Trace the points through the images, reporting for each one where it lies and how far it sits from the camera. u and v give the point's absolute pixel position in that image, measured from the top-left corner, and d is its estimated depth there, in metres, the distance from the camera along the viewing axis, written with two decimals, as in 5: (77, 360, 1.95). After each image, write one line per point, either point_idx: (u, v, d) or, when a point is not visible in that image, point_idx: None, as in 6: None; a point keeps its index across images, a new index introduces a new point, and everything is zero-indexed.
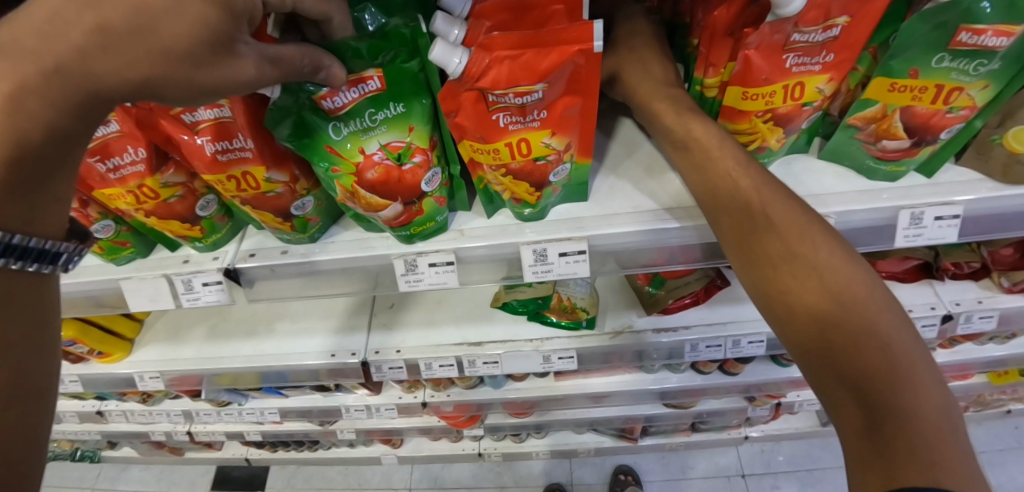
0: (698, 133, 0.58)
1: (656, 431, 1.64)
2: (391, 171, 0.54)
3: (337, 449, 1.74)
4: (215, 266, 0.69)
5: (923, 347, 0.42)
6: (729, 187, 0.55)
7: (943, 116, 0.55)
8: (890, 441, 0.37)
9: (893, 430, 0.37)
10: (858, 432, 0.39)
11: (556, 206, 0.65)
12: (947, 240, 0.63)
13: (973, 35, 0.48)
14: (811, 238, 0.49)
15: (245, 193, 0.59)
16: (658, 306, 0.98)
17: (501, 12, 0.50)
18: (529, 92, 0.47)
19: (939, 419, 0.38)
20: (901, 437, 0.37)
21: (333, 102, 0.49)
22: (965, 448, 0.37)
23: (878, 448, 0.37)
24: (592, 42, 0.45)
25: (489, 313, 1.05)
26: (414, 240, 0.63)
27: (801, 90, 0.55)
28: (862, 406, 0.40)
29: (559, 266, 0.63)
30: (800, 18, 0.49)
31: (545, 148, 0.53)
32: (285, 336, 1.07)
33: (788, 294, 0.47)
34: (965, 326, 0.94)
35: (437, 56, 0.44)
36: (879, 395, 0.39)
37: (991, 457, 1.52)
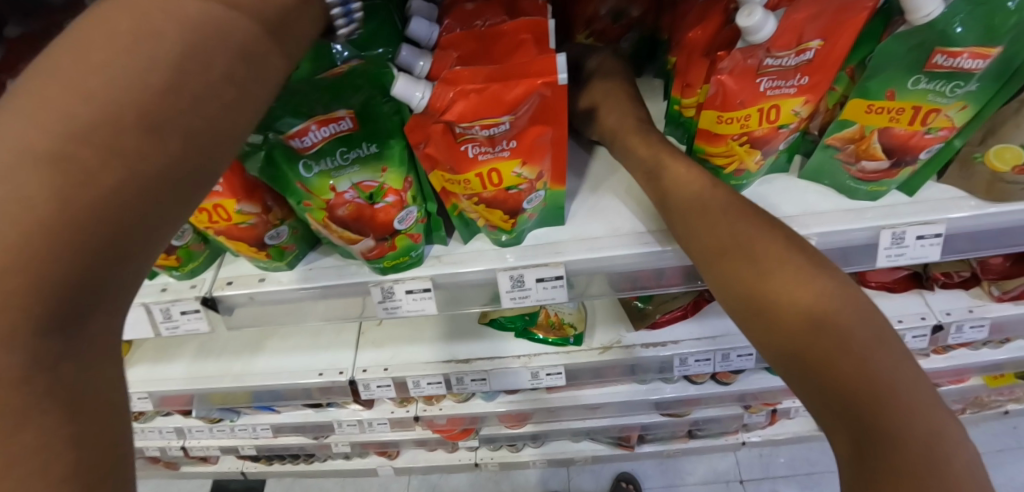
0: (675, 170, 0.58)
1: (653, 438, 1.64)
2: (363, 209, 0.53)
3: (333, 461, 1.73)
4: (194, 294, 0.68)
5: (903, 362, 0.42)
6: (700, 208, 0.55)
7: (921, 137, 0.54)
8: (878, 468, 0.37)
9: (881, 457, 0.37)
10: (850, 456, 0.39)
11: (534, 231, 0.64)
12: (930, 259, 0.62)
13: (948, 57, 0.47)
14: (780, 254, 0.49)
15: (218, 224, 0.58)
16: (647, 320, 0.96)
17: (469, 41, 0.49)
18: (496, 124, 0.47)
19: (927, 443, 0.38)
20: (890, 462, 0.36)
21: (304, 141, 0.48)
22: (959, 474, 0.37)
23: (871, 476, 0.37)
24: (557, 74, 0.45)
25: (477, 330, 1.04)
26: (388, 271, 0.62)
27: (776, 113, 0.54)
28: (852, 433, 0.39)
29: (537, 291, 0.62)
30: (772, 43, 0.48)
31: (517, 178, 0.52)
32: (273, 354, 1.06)
33: (763, 314, 0.47)
34: (956, 335, 0.93)
35: (400, 90, 0.44)
36: (867, 420, 0.39)
37: (989, 459, 1.48)
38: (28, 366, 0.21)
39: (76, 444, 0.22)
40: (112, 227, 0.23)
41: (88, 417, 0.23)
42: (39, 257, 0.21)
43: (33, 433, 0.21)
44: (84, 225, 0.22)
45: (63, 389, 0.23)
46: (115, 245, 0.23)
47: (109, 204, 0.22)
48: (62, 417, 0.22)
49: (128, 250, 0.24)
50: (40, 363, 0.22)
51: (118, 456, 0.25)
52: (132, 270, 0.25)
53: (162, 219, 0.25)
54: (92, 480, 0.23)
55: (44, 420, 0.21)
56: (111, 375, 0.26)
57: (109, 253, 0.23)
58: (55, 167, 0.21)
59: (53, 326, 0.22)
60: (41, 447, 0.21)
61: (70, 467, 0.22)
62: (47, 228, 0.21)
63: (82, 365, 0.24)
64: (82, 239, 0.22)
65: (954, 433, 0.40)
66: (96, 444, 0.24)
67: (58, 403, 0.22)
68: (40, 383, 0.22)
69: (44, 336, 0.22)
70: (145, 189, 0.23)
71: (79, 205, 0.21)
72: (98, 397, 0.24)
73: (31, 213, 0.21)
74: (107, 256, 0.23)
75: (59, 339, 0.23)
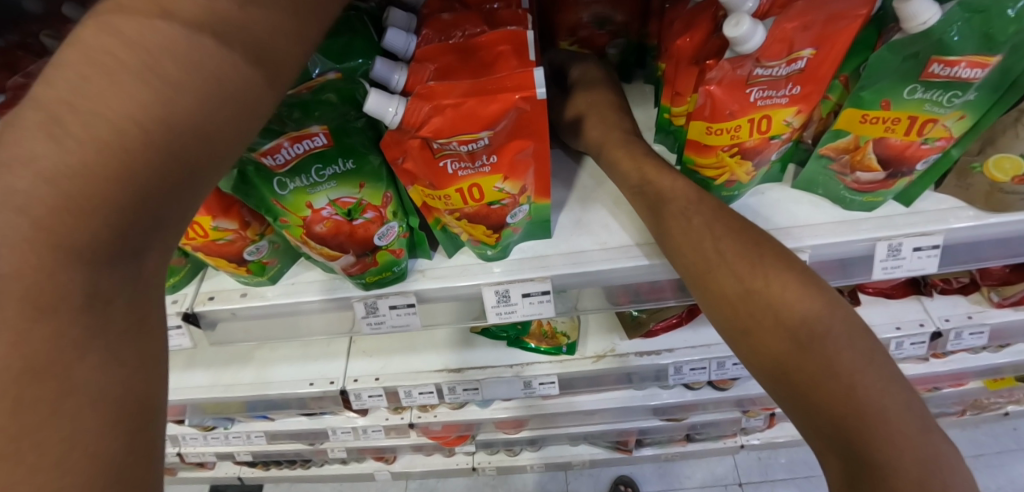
0: (661, 184, 0.57)
1: (651, 442, 1.62)
2: (341, 225, 0.52)
3: (330, 466, 1.72)
4: (175, 310, 0.66)
5: (887, 381, 0.42)
6: (683, 224, 0.53)
7: (917, 147, 0.52)
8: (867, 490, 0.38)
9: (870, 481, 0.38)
10: (842, 482, 0.40)
11: (519, 244, 0.62)
12: (928, 271, 0.60)
13: (945, 66, 0.45)
14: (764, 271, 0.47)
15: (195, 240, 0.57)
16: (640, 329, 0.94)
17: (446, 54, 0.48)
18: (474, 139, 0.45)
19: (913, 462, 0.38)
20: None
21: (276, 159, 0.46)
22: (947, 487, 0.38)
23: None
24: (536, 88, 0.43)
25: (469, 339, 1.02)
26: (371, 286, 0.61)
27: (768, 123, 0.52)
28: (842, 454, 0.40)
29: (523, 306, 0.61)
30: (761, 53, 0.47)
31: (499, 192, 0.51)
32: (262, 364, 1.04)
33: (749, 336, 0.46)
34: (956, 342, 0.91)
35: (372, 106, 0.43)
36: (857, 443, 0.39)
37: (990, 460, 1.46)
38: (83, 299, 0.21)
39: (118, 389, 0.21)
40: (187, 149, 0.23)
41: (131, 361, 0.22)
42: (121, 173, 0.21)
43: (83, 371, 0.20)
44: (167, 143, 0.22)
45: (112, 331, 0.22)
46: (186, 171, 0.23)
47: (190, 126, 0.23)
48: (106, 359, 0.21)
49: (192, 184, 0.24)
50: (95, 298, 0.21)
51: (156, 408, 0.23)
52: (191, 206, 0.25)
53: (224, 155, 0.25)
54: (133, 429, 0.22)
55: (91, 360, 0.21)
56: (152, 321, 0.24)
57: (178, 181, 0.23)
58: (143, 79, 0.21)
59: (115, 256, 0.22)
60: (88, 390, 0.20)
61: (112, 413, 0.21)
62: (137, 142, 0.21)
63: (133, 302, 0.23)
64: (163, 159, 0.22)
65: (943, 452, 0.40)
66: (134, 410, 0.22)
67: (103, 345, 0.21)
68: (92, 319, 0.21)
69: (104, 265, 0.21)
70: (221, 115, 0.24)
71: (162, 120, 0.22)
72: (142, 341, 0.23)
73: (116, 122, 0.21)
74: (175, 184, 0.23)
75: (119, 269, 0.22)
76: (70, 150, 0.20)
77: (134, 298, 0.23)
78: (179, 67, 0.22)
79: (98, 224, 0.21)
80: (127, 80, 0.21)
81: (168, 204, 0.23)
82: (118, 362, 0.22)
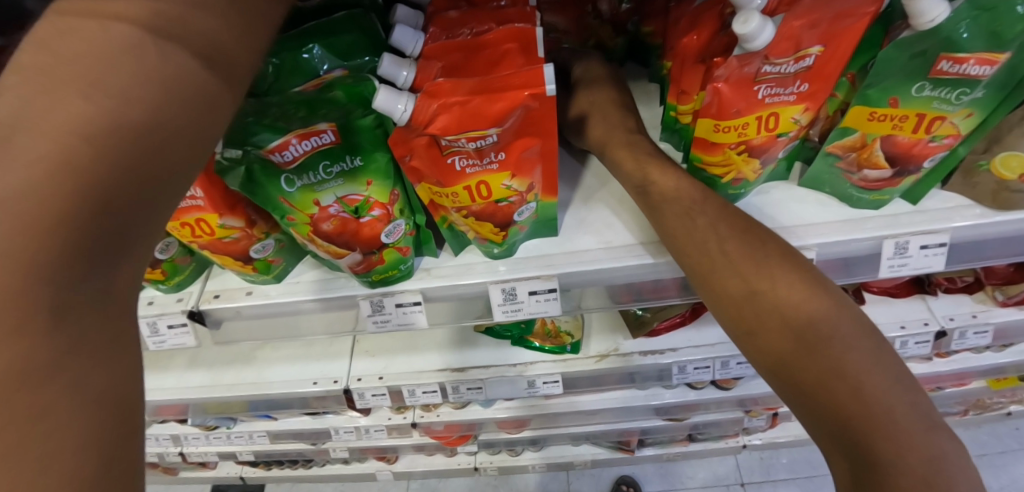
0: (664, 184, 0.57)
1: (653, 442, 1.62)
2: (348, 223, 0.52)
3: (331, 466, 1.72)
4: (180, 308, 0.66)
5: (893, 380, 0.42)
6: (688, 225, 0.53)
7: (925, 145, 0.52)
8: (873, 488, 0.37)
9: (876, 478, 0.37)
10: (848, 483, 0.40)
11: (525, 242, 0.62)
12: (934, 269, 0.60)
13: (954, 63, 0.45)
14: (769, 271, 0.47)
15: (201, 238, 0.57)
16: (644, 328, 0.94)
17: (454, 52, 0.48)
18: (483, 136, 0.45)
19: (921, 461, 0.38)
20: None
21: (284, 156, 0.46)
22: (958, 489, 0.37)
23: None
24: (544, 85, 0.43)
25: (472, 338, 1.02)
26: (377, 285, 0.61)
27: (775, 121, 0.52)
28: (848, 453, 0.40)
29: (530, 304, 0.61)
30: (769, 51, 0.47)
31: (506, 190, 0.51)
32: (265, 364, 1.04)
33: (753, 336, 0.46)
34: (960, 341, 0.91)
35: (381, 103, 0.43)
36: (863, 442, 0.39)
37: (992, 460, 1.46)
38: (49, 314, 0.19)
39: (99, 410, 0.20)
40: (140, 160, 0.23)
41: (108, 381, 0.21)
42: (77, 184, 0.20)
43: (54, 393, 0.19)
44: (120, 154, 0.22)
45: (84, 350, 0.20)
46: (143, 182, 0.23)
47: (136, 136, 0.23)
48: (78, 380, 0.20)
49: (153, 196, 0.24)
50: (68, 311, 0.20)
51: (135, 430, 0.22)
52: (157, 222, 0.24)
53: (176, 170, 0.25)
54: (117, 450, 0.20)
55: (63, 379, 0.19)
56: (129, 335, 0.23)
57: (135, 193, 0.23)
58: (82, 95, 0.22)
59: (87, 269, 0.21)
60: (65, 413, 0.19)
61: (93, 432, 0.20)
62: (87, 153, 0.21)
63: (108, 318, 0.22)
64: (118, 170, 0.22)
65: (950, 452, 0.40)
66: (112, 432, 0.20)
67: (77, 365, 0.20)
68: (63, 337, 0.20)
69: (72, 280, 0.20)
70: (163, 130, 0.24)
71: (109, 131, 0.22)
72: (120, 356, 0.22)
73: (62, 136, 0.21)
74: (134, 197, 0.23)
75: (91, 283, 0.21)
76: (19, 166, 0.20)
77: (110, 314, 0.22)
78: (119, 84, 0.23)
79: (62, 238, 0.20)
80: (68, 96, 0.22)
81: (132, 217, 0.23)
82: (95, 379, 0.20)
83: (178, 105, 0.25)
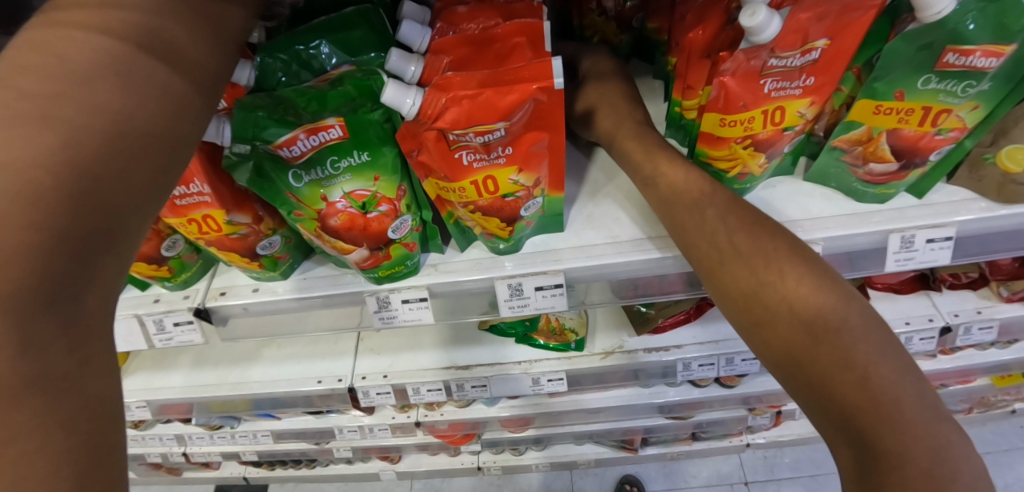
0: (673, 176, 0.57)
1: (657, 440, 1.62)
2: (355, 218, 0.52)
3: (335, 466, 1.72)
4: (186, 305, 0.67)
5: (901, 374, 0.42)
6: (696, 217, 0.53)
7: (931, 138, 0.52)
8: (879, 482, 0.37)
9: (883, 471, 0.37)
10: (853, 474, 0.40)
11: (532, 237, 0.62)
12: (940, 263, 0.60)
13: (960, 56, 0.45)
14: (778, 265, 0.48)
15: (208, 235, 0.57)
16: (648, 325, 0.94)
17: (461, 46, 0.48)
18: (490, 130, 0.45)
19: (927, 455, 0.38)
20: (887, 483, 0.37)
21: (291, 151, 0.47)
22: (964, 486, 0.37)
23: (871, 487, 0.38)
24: (552, 79, 0.43)
25: (476, 336, 1.02)
26: (384, 280, 0.61)
27: (781, 114, 0.52)
28: (854, 447, 0.40)
29: (536, 300, 0.61)
30: (776, 43, 0.47)
31: (513, 185, 0.51)
32: (271, 362, 1.04)
33: (760, 328, 0.46)
34: (964, 337, 0.91)
35: (390, 97, 0.43)
36: (870, 434, 0.39)
37: (996, 458, 1.46)
38: (17, 348, 0.20)
39: (68, 430, 0.21)
40: (95, 194, 0.23)
41: (76, 403, 0.22)
42: (36, 215, 0.21)
43: (21, 419, 0.20)
44: (76, 188, 0.22)
45: (55, 374, 0.21)
46: (99, 214, 0.24)
47: (94, 159, 0.24)
48: (49, 403, 0.21)
49: (112, 229, 0.24)
50: (37, 342, 0.21)
51: (114, 443, 0.24)
52: (117, 258, 0.25)
53: (132, 206, 0.26)
54: (88, 466, 0.22)
55: (35, 403, 0.20)
56: (102, 357, 0.24)
57: (97, 223, 0.23)
58: (41, 126, 0.22)
59: (45, 302, 0.21)
60: (32, 435, 0.20)
61: (62, 452, 0.21)
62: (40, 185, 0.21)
63: (74, 347, 0.23)
64: (72, 202, 0.22)
65: (955, 443, 0.40)
66: (93, 443, 0.22)
67: (45, 393, 0.21)
68: (30, 365, 0.21)
69: (37, 312, 0.21)
70: (121, 155, 0.25)
71: (66, 164, 0.22)
72: (92, 379, 0.23)
73: (21, 171, 0.21)
74: (92, 227, 0.23)
75: (56, 314, 0.22)
76: None
77: (82, 346, 0.23)
78: (79, 119, 0.24)
79: (20, 270, 0.20)
80: (27, 126, 0.22)
81: (92, 247, 0.23)
82: (67, 399, 0.22)
83: (133, 129, 0.26)
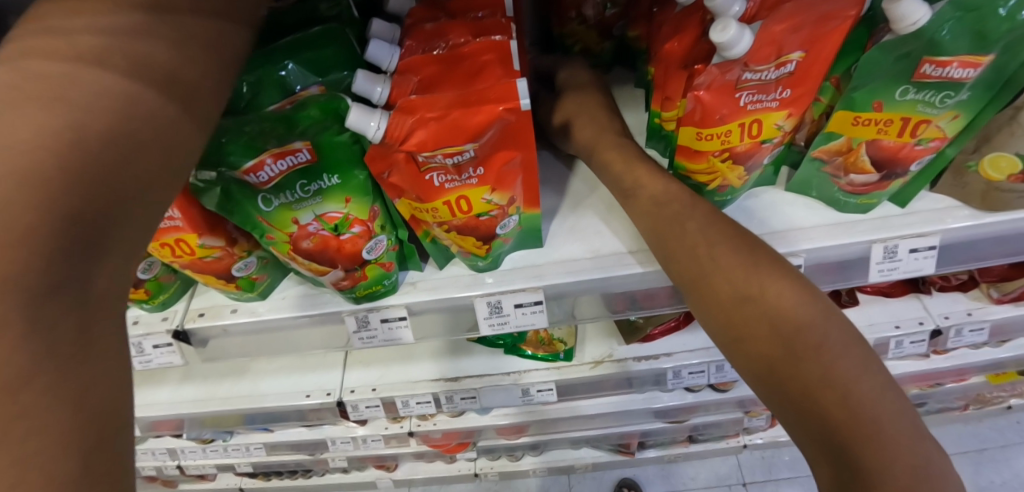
0: (653, 188, 0.56)
1: (654, 444, 1.61)
2: (329, 240, 0.52)
3: (332, 475, 1.71)
4: (165, 327, 0.66)
5: (881, 390, 0.41)
6: (677, 230, 0.52)
7: (911, 149, 0.52)
8: None
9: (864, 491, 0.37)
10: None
11: (511, 254, 0.62)
12: (925, 272, 0.59)
13: (937, 67, 0.45)
14: (760, 278, 0.46)
15: (181, 258, 0.57)
16: (638, 334, 0.93)
17: (429, 65, 0.47)
18: (459, 152, 0.44)
19: (909, 474, 0.37)
20: None
21: (259, 177, 0.46)
22: None
23: None
24: (519, 100, 0.42)
25: (465, 347, 1.01)
26: (362, 300, 0.60)
27: (758, 127, 0.51)
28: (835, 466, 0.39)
29: (516, 317, 0.60)
30: (749, 57, 0.46)
31: (487, 204, 0.50)
32: (260, 376, 1.03)
33: (741, 343, 0.45)
34: (956, 339, 0.90)
35: (353, 122, 0.42)
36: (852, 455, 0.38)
37: (993, 454, 1.45)
38: (26, 324, 0.21)
39: (78, 411, 0.22)
40: (99, 181, 0.27)
41: (83, 385, 0.22)
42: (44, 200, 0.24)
43: (34, 395, 0.20)
44: (66, 172, 0.25)
45: (61, 353, 0.22)
46: (96, 206, 0.26)
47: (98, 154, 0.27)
48: (56, 383, 0.21)
49: (103, 220, 0.27)
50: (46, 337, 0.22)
51: (120, 425, 0.24)
52: (110, 250, 0.27)
53: (125, 196, 0.29)
54: (98, 468, 0.21)
55: (41, 382, 0.21)
56: (103, 344, 0.25)
57: (93, 213, 0.26)
58: (39, 120, 0.26)
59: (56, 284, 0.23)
60: (45, 412, 0.20)
61: (72, 432, 0.21)
62: (30, 166, 0.24)
63: (81, 341, 0.23)
64: (80, 191, 0.25)
65: (934, 459, 0.39)
66: (100, 426, 0.22)
67: (51, 373, 0.21)
68: (38, 343, 0.21)
69: (47, 293, 0.23)
70: (119, 149, 0.29)
71: (51, 150, 0.25)
72: (97, 362, 0.24)
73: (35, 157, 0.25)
74: (92, 222, 0.26)
75: (63, 297, 0.23)
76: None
77: (88, 345, 0.24)
78: (71, 115, 0.27)
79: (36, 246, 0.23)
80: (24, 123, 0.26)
81: (97, 244, 0.26)
82: (73, 397, 0.22)
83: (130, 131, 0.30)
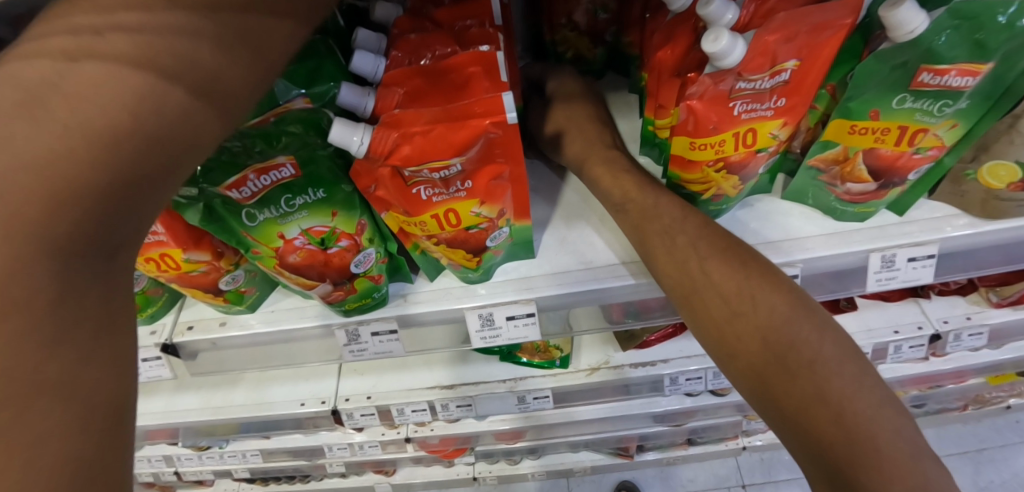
0: (643, 202, 0.55)
1: (653, 446, 1.60)
2: (316, 254, 0.51)
3: (329, 480, 1.67)
4: (153, 341, 0.65)
5: (878, 407, 0.40)
6: (667, 243, 0.51)
7: (909, 157, 0.51)
8: None
9: None
10: None
11: (502, 265, 0.61)
12: (924, 281, 0.58)
13: (935, 75, 0.44)
14: (751, 293, 0.46)
15: (167, 272, 0.56)
16: (634, 341, 0.93)
17: (413, 78, 0.46)
18: (446, 166, 0.43)
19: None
20: None
21: (242, 192, 0.45)
22: None
23: None
24: (505, 113, 0.42)
25: (461, 354, 1.00)
26: (352, 313, 0.59)
27: (753, 136, 0.50)
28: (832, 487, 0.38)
29: (508, 330, 0.59)
30: (742, 67, 0.45)
31: (476, 217, 0.49)
32: (254, 384, 1.02)
33: (735, 359, 0.44)
34: (954, 344, 0.89)
35: (337, 136, 0.41)
36: (849, 476, 0.37)
37: (992, 454, 1.44)
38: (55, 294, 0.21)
39: (93, 390, 0.21)
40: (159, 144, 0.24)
41: (103, 359, 0.22)
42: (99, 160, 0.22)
43: (57, 367, 0.20)
44: (110, 139, 0.22)
45: (84, 326, 0.22)
46: (118, 200, 0.23)
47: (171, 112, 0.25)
48: (77, 357, 0.21)
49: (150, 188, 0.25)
50: (69, 329, 0.21)
51: (130, 402, 0.23)
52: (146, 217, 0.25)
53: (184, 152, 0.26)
54: (92, 478, 0.20)
55: (63, 355, 0.20)
56: (124, 317, 0.25)
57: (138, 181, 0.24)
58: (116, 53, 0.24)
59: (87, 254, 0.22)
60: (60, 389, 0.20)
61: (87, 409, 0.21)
62: (45, 161, 0.21)
63: (102, 330, 0.23)
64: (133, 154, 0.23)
65: (939, 477, 0.38)
66: (114, 402, 0.22)
67: (73, 345, 0.21)
68: (64, 313, 0.21)
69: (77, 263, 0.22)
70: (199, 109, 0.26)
71: (121, 96, 0.23)
72: (118, 336, 0.24)
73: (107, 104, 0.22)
74: (135, 186, 0.24)
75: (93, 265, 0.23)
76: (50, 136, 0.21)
77: (111, 334, 0.23)
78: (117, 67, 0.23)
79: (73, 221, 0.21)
80: (64, 88, 0.22)
81: (113, 246, 0.24)
82: (77, 396, 0.20)
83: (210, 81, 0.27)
